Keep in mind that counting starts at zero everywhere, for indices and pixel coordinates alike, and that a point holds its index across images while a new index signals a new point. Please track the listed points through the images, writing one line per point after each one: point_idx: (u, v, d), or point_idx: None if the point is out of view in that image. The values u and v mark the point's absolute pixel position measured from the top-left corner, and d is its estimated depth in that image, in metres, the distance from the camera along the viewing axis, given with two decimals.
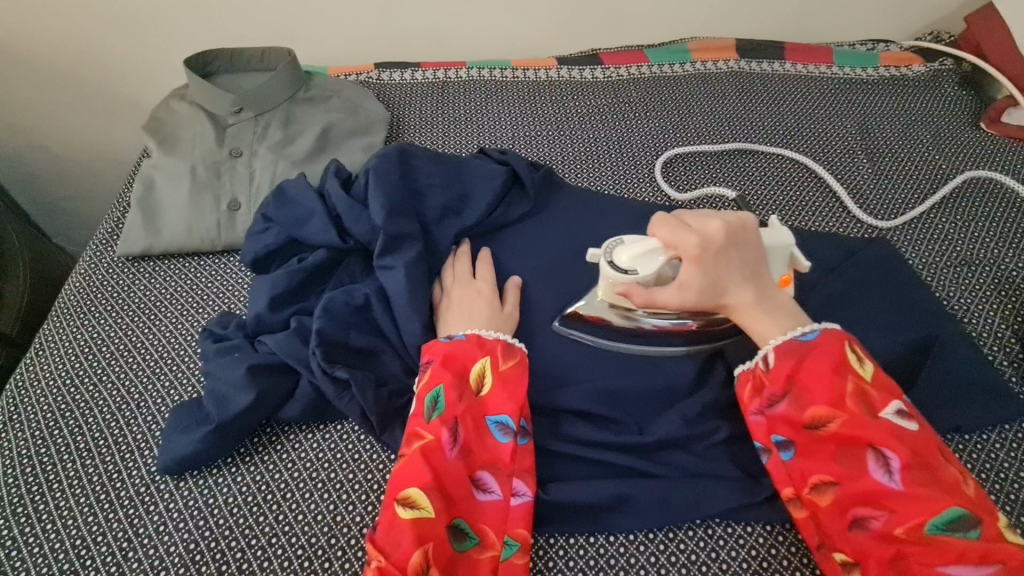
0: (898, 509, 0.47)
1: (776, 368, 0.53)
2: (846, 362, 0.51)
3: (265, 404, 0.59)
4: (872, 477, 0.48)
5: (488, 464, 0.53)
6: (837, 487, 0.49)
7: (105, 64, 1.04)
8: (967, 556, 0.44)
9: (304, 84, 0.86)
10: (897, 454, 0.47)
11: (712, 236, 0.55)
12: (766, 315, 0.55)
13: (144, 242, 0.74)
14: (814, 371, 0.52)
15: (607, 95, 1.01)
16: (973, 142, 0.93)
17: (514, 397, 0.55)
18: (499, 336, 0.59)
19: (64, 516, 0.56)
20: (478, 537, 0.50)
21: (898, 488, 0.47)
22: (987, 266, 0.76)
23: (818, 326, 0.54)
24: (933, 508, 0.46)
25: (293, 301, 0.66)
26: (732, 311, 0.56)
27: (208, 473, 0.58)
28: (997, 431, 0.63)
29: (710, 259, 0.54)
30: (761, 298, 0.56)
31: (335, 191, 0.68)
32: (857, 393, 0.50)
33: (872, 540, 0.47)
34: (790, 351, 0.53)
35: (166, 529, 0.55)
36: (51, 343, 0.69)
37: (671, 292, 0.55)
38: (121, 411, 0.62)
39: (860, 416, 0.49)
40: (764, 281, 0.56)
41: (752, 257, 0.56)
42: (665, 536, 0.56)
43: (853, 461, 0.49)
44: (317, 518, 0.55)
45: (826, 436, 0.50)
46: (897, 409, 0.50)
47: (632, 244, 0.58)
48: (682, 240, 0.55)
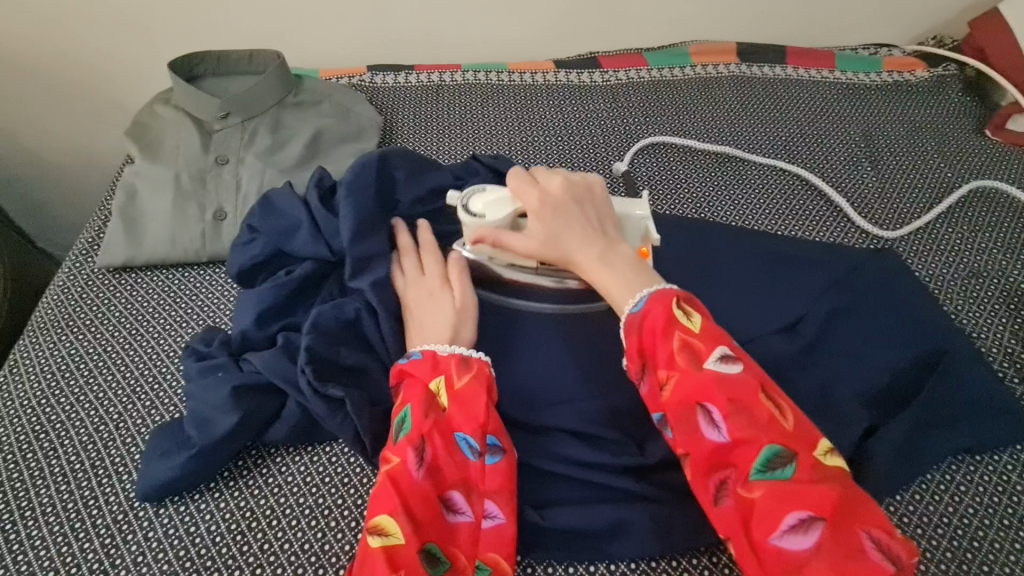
0: (735, 465, 0.45)
1: (626, 343, 0.52)
2: (672, 320, 0.50)
3: (250, 426, 0.56)
4: (707, 437, 0.47)
5: (459, 485, 0.50)
6: (686, 457, 0.48)
7: (87, 64, 1.01)
8: (789, 500, 0.42)
9: (293, 88, 0.83)
10: (719, 405, 0.46)
11: (551, 193, 0.60)
12: (608, 269, 0.56)
13: (126, 253, 0.71)
14: (651, 336, 0.51)
15: (606, 99, 0.99)
16: (977, 149, 0.91)
17: (476, 413, 0.52)
18: (456, 350, 0.55)
19: (36, 546, 0.53)
20: (450, 563, 0.47)
21: (726, 442, 0.46)
22: (993, 278, 0.75)
23: (645, 293, 0.53)
24: (754, 455, 0.44)
25: (280, 316, 0.63)
26: (577, 264, 0.58)
27: (189, 499, 0.55)
28: (1008, 452, 0.61)
29: (547, 209, 0.59)
30: (604, 252, 0.58)
31: (316, 204, 0.65)
32: (681, 349, 0.49)
33: (722, 506, 0.45)
34: (632, 324, 0.52)
35: (145, 559, 0.52)
36: (26, 360, 0.66)
37: (517, 238, 0.59)
38: (99, 433, 0.59)
39: (685, 372, 0.48)
40: (607, 236, 0.59)
41: (595, 212, 0.61)
42: (668, 564, 0.54)
43: (690, 425, 0.47)
44: (304, 547, 0.52)
45: (666, 403, 0.49)
46: (720, 357, 0.48)
47: (490, 193, 0.61)
48: (528, 191, 0.60)
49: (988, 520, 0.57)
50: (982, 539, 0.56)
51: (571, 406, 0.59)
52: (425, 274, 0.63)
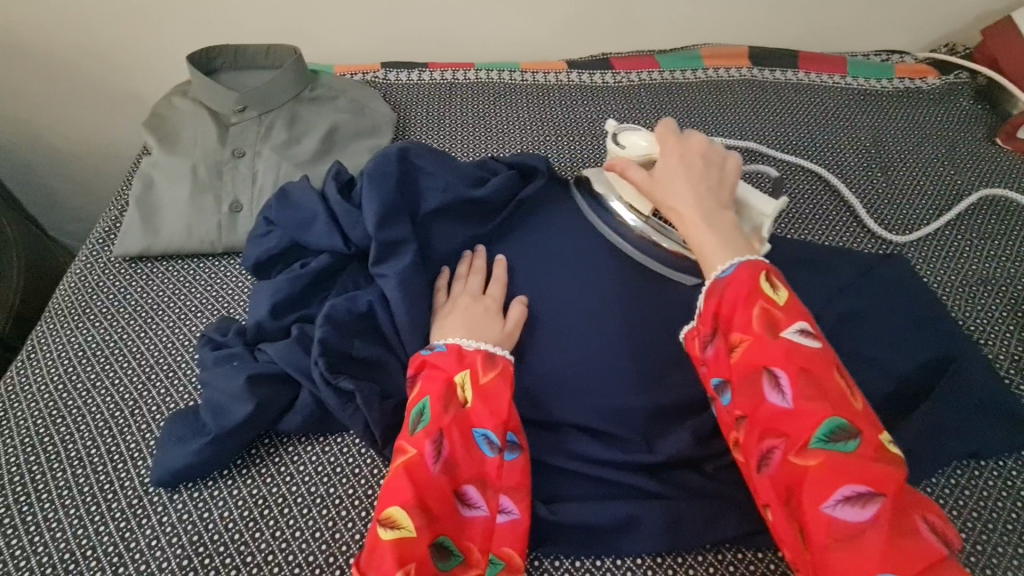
0: (793, 433, 0.45)
1: (703, 306, 0.52)
2: (756, 288, 0.50)
3: (263, 415, 0.57)
4: (770, 402, 0.47)
5: (475, 479, 0.51)
6: (744, 421, 0.48)
7: (105, 56, 1.02)
8: (848, 473, 0.43)
9: (310, 83, 0.84)
10: (791, 373, 0.46)
11: (689, 143, 0.60)
12: (706, 227, 0.55)
13: (143, 242, 0.72)
14: (730, 301, 0.50)
15: (617, 100, 0.99)
16: (987, 157, 0.92)
17: (498, 410, 0.53)
18: (481, 346, 0.57)
19: (53, 528, 0.54)
20: (463, 555, 0.49)
21: (791, 409, 0.46)
22: (1002, 285, 0.75)
23: (735, 262, 0.52)
24: (817, 424, 0.44)
25: (294, 307, 0.64)
26: (677, 214, 0.57)
27: (203, 485, 0.56)
28: (1014, 458, 0.62)
29: (677, 156, 0.59)
30: (710, 212, 0.56)
31: (334, 196, 0.66)
32: (761, 316, 0.49)
33: (772, 471, 0.46)
34: (715, 289, 0.52)
35: (158, 543, 0.53)
36: (44, 345, 0.67)
37: (639, 174, 0.61)
38: (114, 418, 0.60)
39: (761, 338, 0.48)
40: (718, 202, 0.57)
41: (719, 176, 0.59)
42: (674, 561, 0.54)
43: (754, 389, 0.47)
44: (315, 535, 0.53)
45: (734, 365, 0.49)
46: (799, 330, 0.48)
47: (643, 133, 0.66)
48: (668, 137, 0.61)
49: (991, 524, 0.58)
50: (985, 543, 0.57)
51: (580, 403, 0.60)
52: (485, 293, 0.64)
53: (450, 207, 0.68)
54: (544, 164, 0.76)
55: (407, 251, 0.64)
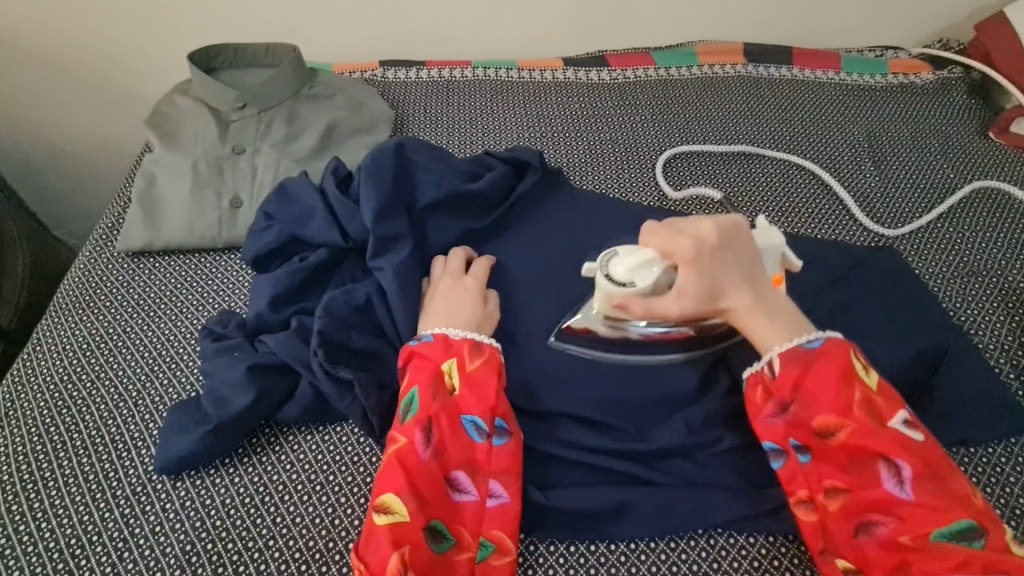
0: (907, 518, 0.47)
1: (783, 376, 0.53)
2: (851, 371, 0.51)
3: (264, 404, 0.58)
4: (883, 487, 0.48)
5: (464, 465, 0.52)
6: (847, 498, 0.49)
7: (108, 57, 1.03)
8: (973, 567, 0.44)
9: (308, 81, 0.86)
10: (911, 465, 0.47)
11: (703, 237, 0.55)
12: (767, 320, 0.54)
13: (145, 238, 0.74)
14: (822, 378, 0.51)
15: (612, 97, 1.00)
16: (980, 151, 0.93)
17: (485, 396, 0.54)
18: (467, 334, 0.57)
19: (59, 515, 0.55)
20: (455, 539, 0.50)
21: (907, 498, 0.47)
22: (993, 277, 0.76)
23: (818, 336, 0.54)
24: (938, 517, 0.46)
25: (293, 300, 0.65)
26: (732, 312, 0.55)
27: (205, 474, 0.57)
28: (1004, 445, 0.62)
29: (703, 257, 0.54)
30: (762, 302, 0.55)
31: (333, 190, 0.67)
32: (863, 402, 0.50)
33: (881, 550, 0.47)
34: (798, 362, 0.53)
35: (162, 529, 0.54)
36: (49, 339, 0.68)
37: (670, 299, 0.55)
38: (118, 409, 0.62)
39: (866, 425, 0.49)
40: (761, 283, 0.56)
41: (745, 257, 0.55)
42: (667, 545, 0.55)
43: (865, 471, 0.49)
44: (315, 521, 0.54)
45: (834, 446, 0.50)
46: (903, 420, 0.50)
47: (628, 257, 0.56)
48: (675, 245, 0.55)
49: None
50: None
51: (573, 392, 0.61)
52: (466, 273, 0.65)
53: (446, 202, 0.69)
54: (538, 160, 0.77)
55: (404, 247, 0.65)
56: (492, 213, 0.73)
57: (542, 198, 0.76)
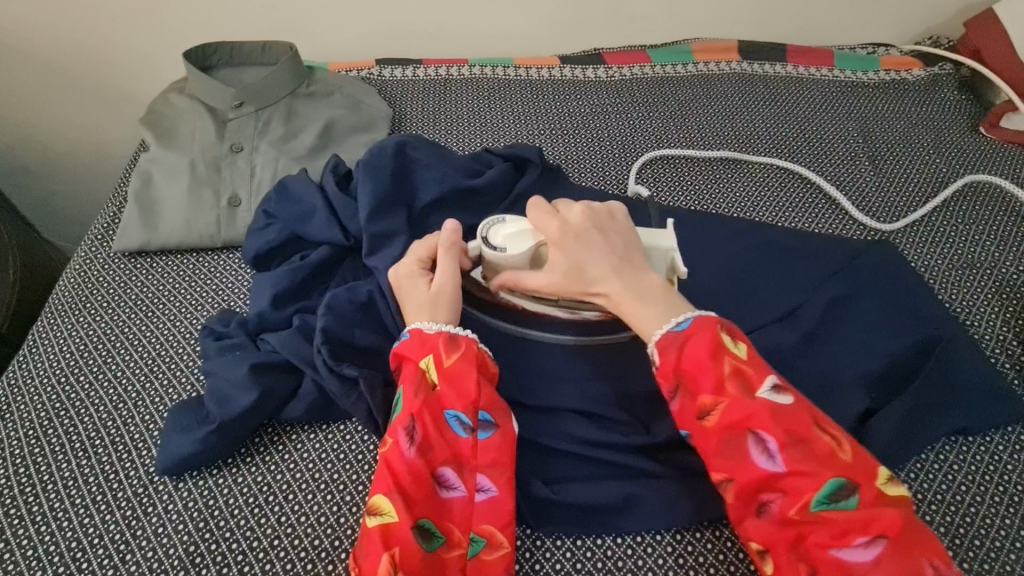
0: (791, 491, 0.47)
1: (660, 364, 0.53)
2: (719, 346, 0.51)
3: (266, 403, 0.58)
4: (759, 465, 0.48)
5: (450, 461, 0.52)
6: (733, 483, 0.49)
7: (102, 57, 1.02)
8: (851, 529, 0.45)
9: (306, 79, 0.85)
10: (778, 437, 0.47)
11: (572, 222, 0.59)
12: (636, 301, 0.56)
13: (142, 238, 0.73)
14: (693, 359, 0.51)
15: (609, 94, 1.01)
16: (971, 146, 0.94)
17: (466, 390, 0.53)
18: (441, 328, 0.56)
19: (59, 518, 0.54)
20: (445, 536, 0.50)
21: (784, 471, 0.47)
22: (987, 269, 0.77)
23: (688, 316, 0.54)
24: (815, 484, 0.46)
25: (295, 298, 0.64)
26: (604, 297, 0.58)
27: (208, 474, 0.57)
28: (1000, 434, 0.63)
29: (570, 238, 0.58)
30: (630, 281, 0.57)
31: (332, 189, 0.67)
32: (731, 376, 0.50)
33: (772, 525, 0.47)
34: (671, 344, 0.53)
35: (165, 530, 0.54)
36: (45, 340, 0.67)
37: (540, 274, 0.59)
38: (117, 410, 0.61)
39: (737, 400, 0.49)
40: (632, 265, 0.58)
41: (620, 242, 0.59)
42: (673, 538, 0.55)
43: (740, 451, 0.49)
44: (320, 519, 0.54)
45: (711, 428, 0.50)
46: (770, 387, 0.50)
47: (510, 226, 0.62)
48: (546, 222, 0.59)
49: (980, 497, 0.60)
50: (974, 516, 0.58)
51: (577, 387, 0.61)
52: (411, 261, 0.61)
53: (446, 199, 0.69)
54: (537, 156, 0.77)
55: (404, 243, 0.65)
56: (493, 208, 0.72)
57: (542, 193, 0.76)
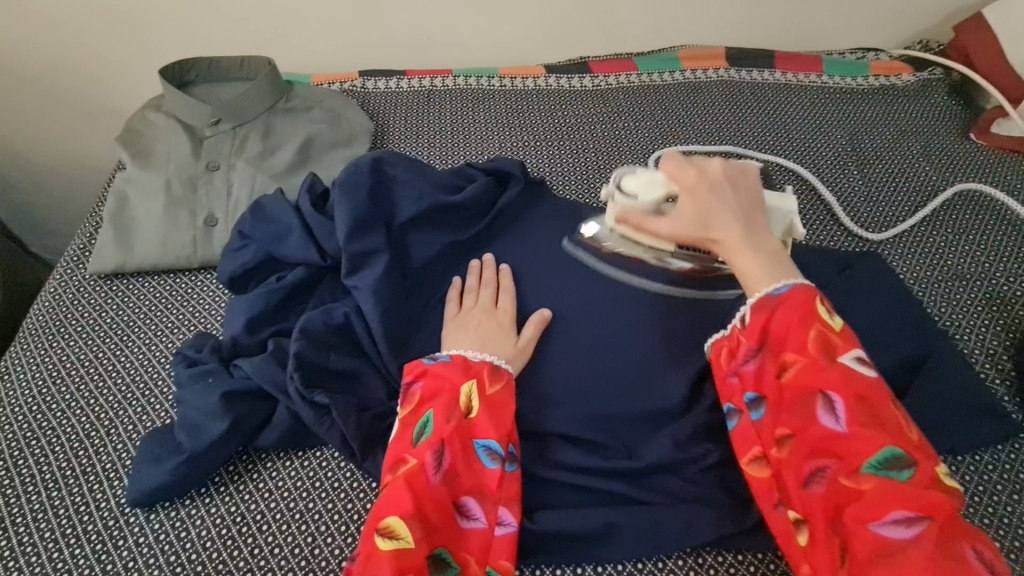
0: (846, 456, 0.46)
1: (748, 321, 0.53)
2: (812, 312, 0.51)
3: (239, 432, 0.57)
4: (821, 424, 0.47)
5: (474, 491, 0.52)
6: (792, 439, 0.49)
7: (84, 74, 1.02)
8: (901, 503, 0.43)
9: (284, 94, 0.84)
10: (848, 400, 0.47)
11: (709, 173, 0.61)
12: (750, 251, 0.56)
13: (117, 259, 0.72)
14: (779, 320, 0.51)
15: (595, 103, 0.99)
16: (962, 152, 0.93)
17: (502, 422, 0.54)
18: (487, 358, 0.58)
19: (27, 553, 0.53)
20: (461, 567, 0.49)
21: (845, 434, 0.46)
22: (977, 279, 0.76)
23: (788, 281, 0.53)
24: (871, 451, 0.45)
25: (270, 322, 0.63)
26: (720, 245, 0.58)
27: (180, 504, 0.56)
28: (990, 452, 0.62)
29: (703, 187, 0.60)
30: (752, 236, 0.57)
31: (309, 209, 0.66)
32: (817, 342, 0.49)
33: (819, 489, 0.47)
34: (764, 305, 0.53)
35: (135, 565, 0.53)
36: (18, 366, 0.66)
37: (665, 220, 0.61)
38: (90, 439, 0.60)
39: (816, 361, 0.49)
40: (756, 222, 0.58)
41: (748, 198, 0.61)
42: (655, 566, 0.54)
43: (805, 409, 0.48)
44: (294, 551, 0.53)
45: (784, 384, 0.50)
46: (858, 356, 0.49)
47: (642, 175, 0.64)
48: (683, 172, 0.62)
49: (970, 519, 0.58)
50: None
51: (558, 411, 0.60)
52: (496, 306, 0.64)
53: (426, 217, 0.68)
54: (519, 170, 0.76)
55: (380, 262, 0.63)
56: (473, 225, 0.71)
57: (523, 209, 0.75)
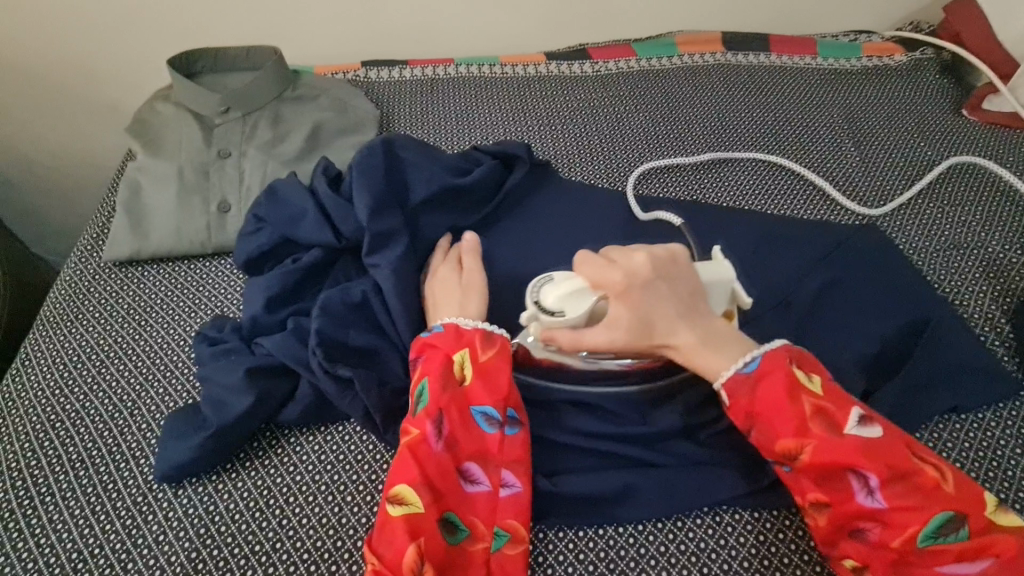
0: (892, 522, 0.47)
1: (734, 404, 0.53)
2: (797, 385, 0.51)
3: (263, 407, 0.58)
4: (857, 501, 0.48)
5: (476, 456, 0.52)
6: (834, 516, 0.49)
7: (86, 70, 1.02)
8: (964, 557, 0.45)
9: (291, 83, 0.85)
10: (877, 474, 0.47)
11: (637, 270, 0.56)
12: (709, 350, 0.54)
13: (132, 247, 0.73)
14: (771, 401, 0.51)
15: (596, 89, 1.01)
16: (955, 128, 0.95)
17: (497, 387, 0.55)
18: (478, 325, 0.58)
19: (58, 530, 0.54)
20: (469, 529, 0.50)
21: (887, 507, 0.47)
22: (975, 248, 0.78)
23: (757, 355, 0.53)
24: (920, 518, 0.46)
25: (288, 301, 0.64)
26: (674, 347, 0.55)
27: (207, 479, 0.57)
28: (994, 410, 0.64)
29: (635, 290, 0.55)
30: (701, 331, 0.55)
31: (324, 190, 0.67)
32: (815, 416, 0.49)
33: (876, 555, 0.48)
34: (746, 386, 0.52)
35: (166, 538, 0.54)
36: (38, 352, 0.67)
37: (601, 331, 0.55)
38: (114, 419, 0.61)
39: (825, 439, 0.49)
40: (701, 313, 0.56)
41: (683, 288, 0.56)
42: (674, 525, 0.56)
43: (836, 487, 0.49)
44: (322, 521, 0.54)
45: (803, 467, 0.49)
46: (858, 418, 0.49)
47: (562, 284, 0.57)
48: (607, 274, 0.56)
49: (975, 473, 0.60)
50: None
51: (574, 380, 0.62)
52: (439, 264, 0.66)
53: (438, 197, 0.70)
54: (525, 152, 0.78)
55: (400, 242, 0.65)
56: (484, 206, 0.73)
57: (531, 190, 0.77)
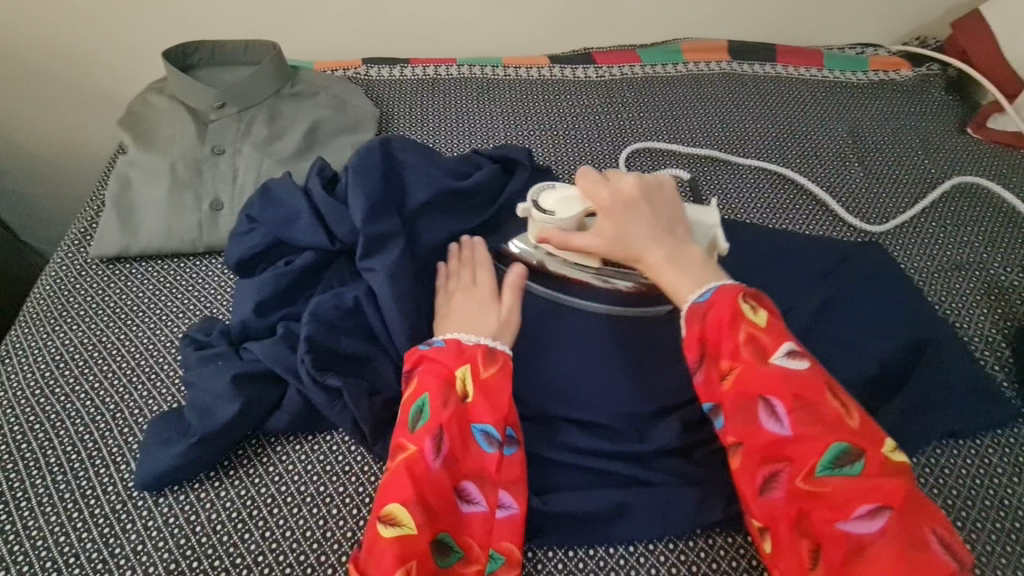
0: (796, 457, 0.47)
1: (686, 333, 0.53)
2: (736, 314, 0.51)
3: (250, 415, 0.56)
4: (766, 429, 0.48)
5: (474, 475, 0.51)
6: (742, 446, 0.48)
7: (80, 58, 1.00)
8: (855, 496, 0.45)
9: (290, 79, 0.83)
10: (786, 402, 0.48)
11: (623, 191, 0.61)
12: (675, 268, 0.58)
13: (121, 243, 0.71)
14: (712, 327, 0.52)
15: (600, 94, 1.00)
16: (959, 146, 0.94)
17: (498, 405, 0.53)
18: (481, 341, 0.57)
19: (33, 537, 0.53)
20: (464, 551, 0.49)
21: (791, 436, 0.47)
22: (975, 269, 0.77)
23: (712, 287, 0.55)
24: (819, 449, 0.46)
25: (279, 306, 0.63)
26: (645, 265, 0.59)
27: (190, 488, 0.55)
28: (990, 436, 0.64)
29: (619, 206, 0.60)
30: (672, 253, 0.59)
31: (319, 190, 0.66)
32: (747, 343, 0.50)
33: (781, 497, 0.47)
34: (696, 314, 0.53)
35: (145, 548, 0.52)
36: (19, 349, 0.65)
37: (585, 235, 0.61)
38: (95, 423, 0.59)
39: (751, 365, 0.49)
40: (677, 237, 0.60)
41: (665, 212, 0.61)
42: (666, 547, 0.55)
43: (748, 415, 0.49)
44: (306, 534, 0.53)
45: (726, 392, 0.50)
46: (788, 351, 0.50)
47: (559, 191, 0.64)
48: (596, 189, 0.61)
49: (972, 501, 0.59)
50: (966, 520, 0.58)
51: (569, 395, 0.61)
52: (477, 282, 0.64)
53: (436, 202, 0.68)
54: (526, 158, 0.76)
55: (396, 245, 0.63)
56: (483, 212, 0.71)
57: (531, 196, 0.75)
